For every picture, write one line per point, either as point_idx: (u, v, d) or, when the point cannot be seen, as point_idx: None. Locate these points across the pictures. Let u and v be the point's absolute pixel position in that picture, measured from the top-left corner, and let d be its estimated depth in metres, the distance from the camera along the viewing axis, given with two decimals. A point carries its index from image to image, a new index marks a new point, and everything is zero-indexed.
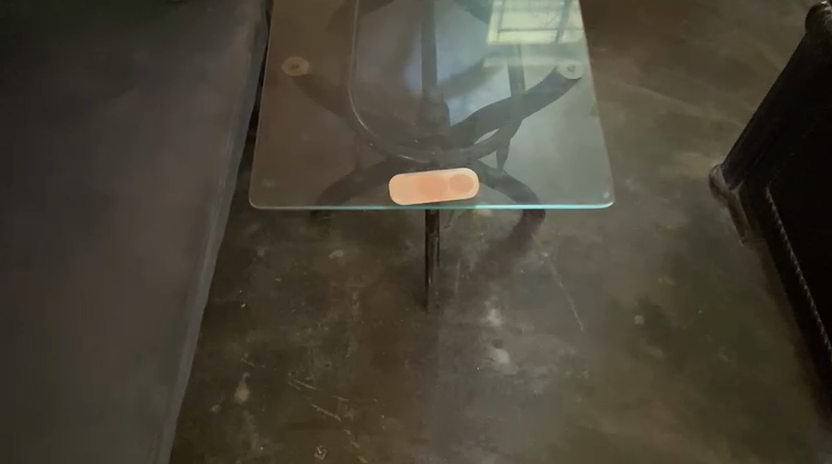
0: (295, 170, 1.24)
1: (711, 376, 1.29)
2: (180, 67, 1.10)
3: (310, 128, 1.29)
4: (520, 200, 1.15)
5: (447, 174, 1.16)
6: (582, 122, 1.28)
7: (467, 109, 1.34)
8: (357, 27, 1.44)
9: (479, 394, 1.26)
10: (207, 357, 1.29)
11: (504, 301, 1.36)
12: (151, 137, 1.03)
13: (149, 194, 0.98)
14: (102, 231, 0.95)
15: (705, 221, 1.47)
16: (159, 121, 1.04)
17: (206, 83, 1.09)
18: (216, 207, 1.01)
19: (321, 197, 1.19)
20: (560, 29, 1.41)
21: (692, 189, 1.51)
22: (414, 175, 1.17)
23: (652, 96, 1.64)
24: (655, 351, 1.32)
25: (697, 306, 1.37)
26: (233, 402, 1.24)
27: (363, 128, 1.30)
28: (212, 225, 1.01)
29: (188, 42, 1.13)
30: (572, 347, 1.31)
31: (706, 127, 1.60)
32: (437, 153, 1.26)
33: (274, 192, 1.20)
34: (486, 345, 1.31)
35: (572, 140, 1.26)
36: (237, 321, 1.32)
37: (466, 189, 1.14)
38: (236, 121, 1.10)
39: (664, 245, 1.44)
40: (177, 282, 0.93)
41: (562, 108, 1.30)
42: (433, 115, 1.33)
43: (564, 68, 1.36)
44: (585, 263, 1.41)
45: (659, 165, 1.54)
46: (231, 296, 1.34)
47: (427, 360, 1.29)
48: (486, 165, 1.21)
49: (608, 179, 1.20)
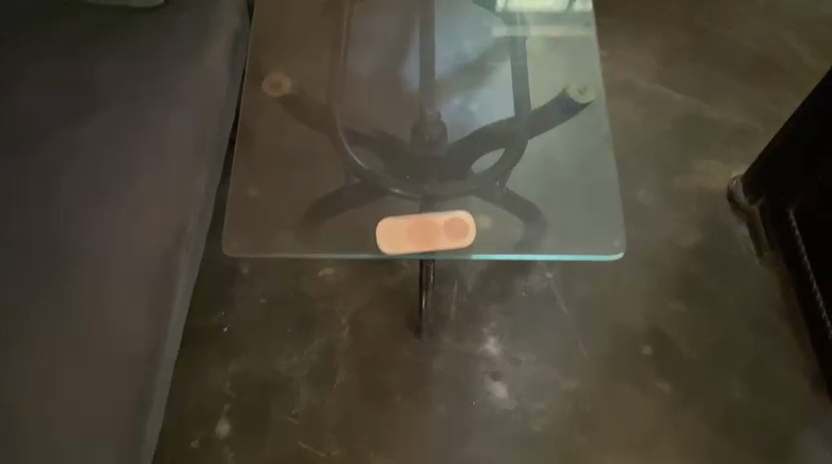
0: (273, 204, 1.13)
1: (722, 413, 1.21)
2: (150, 97, 1.01)
3: (294, 146, 1.19)
4: (523, 245, 1.08)
5: (442, 218, 1.04)
6: (595, 152, 1.17)
7: (467, 127, 1.24)
8: (348, 31, 1.33)
9: (474, 432, 1.19)
10: (186, 386, 1.21)
11: (505, 329, 1.27)
12: (118, 181, 0.95)
13: (114, 247, 0.91)
14: (63, 290, 0.87)
15: (724, 238, 1.36)
16: (127, 161, 0.97)
17: (178, 114, 1.01)
18: (184, 258, 0.95)
19: (301, 224, 1.11)
20: (575, 42, 1.27)
21: (710, 202, 1.40)
22: (405, 218, 1.06)
23: (670, 93, 1.51)
24: (664, 385, 1.23)
25: (710, 334, 1.27)
26: (213, 437, 1.18)
27: (350, 157, 1.19)
28: (182, 279, 0.94)
29: (159, 67, 1.04)
30: (576, 380, 1.23)
31: (726, 130, 1.47)
32: (430, 188, 1.16)
33: (251, 232, 1.10)
34: (484, 378, 1.23)
35: (584, 174, 1.15)
36: (220, 346, 1.24)
37: (460, 239, 1.03)
38: (209, 157, 1.03)
39: (675, 264, 1.34)
40: (142, 351, 0.88)
41: (573, 134, 1.19)
42: (426, 134, 1.22)
43: (574, 89, 1.23)
44: (590, 283, 1.32)
45: (675, 174, 1.42)
46: (213, 319, 1.26)
47: (420, 393, 1.22)
48: (484, 202, 1.13)
49: (620, 224, 1.10)
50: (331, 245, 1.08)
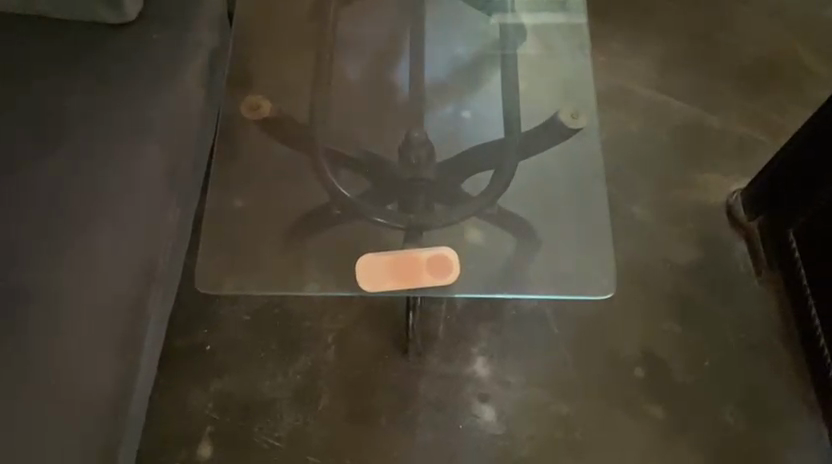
0: (256, 230, 1.12)
1: (715, 439, 1.18)
2: (120, 122, 0.98)
3: (277, 169, 1.16)
4: (515, 279, 1.07)
5: (425, 253, 1.03)
6: (586, 184, 1.16)
7: (456, 147, 1.20)
8: (335, 43, 1.29)
9: (460, 456, 1.17)
10: (166, 407, 1.19)
11: (494, 349, 1.24)
12: (86, 212, 0.93)
13: (81, 286, 0.89)
14: (27, 333, 0.85)
15: (722, 255, 1.32)
16: (97, 191, 0.94)
17: (149, 140, 0.98)
18: (154, 295, 0.96)
19: (286, 252, 1.10)
20: (569, 64, 1.25)
21: (708, 217, 1.36)
22: (386, 254, 1.04)
23: (668, 103, 1.47)
24: (655, 409, 1.20)
25: (704, 356, 1.24)
26: (194, 460, 1.16)
27: (334, 186, 1.15)
28: (151, 316, 0.96)
29: (131, 90, 1.01)
30: (566, 403, 1.21)
31: (727, 141, 1.43)
32: (415, 218, 1.12)
33: (228, 265, 1.08)
34: (472, 400, 1.21)
35: (574, 206, 1.14)
36: (202, 365, 1.22)
37: (444, 275, 1.02)
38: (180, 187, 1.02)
39: (670, 282, 1.30)
40: (109, 393, 0.88)
41: (564, 163, 1.17)
42: (412, 155, 1.19)
43: (567, 114, 1.20)
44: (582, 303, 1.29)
45: (672, 188, 1.38)
46: (196, 337, 1.24)
47: (406, 415, 1.19)
48: (471, 235, 1.10)
49: (609, 265, 1.09)
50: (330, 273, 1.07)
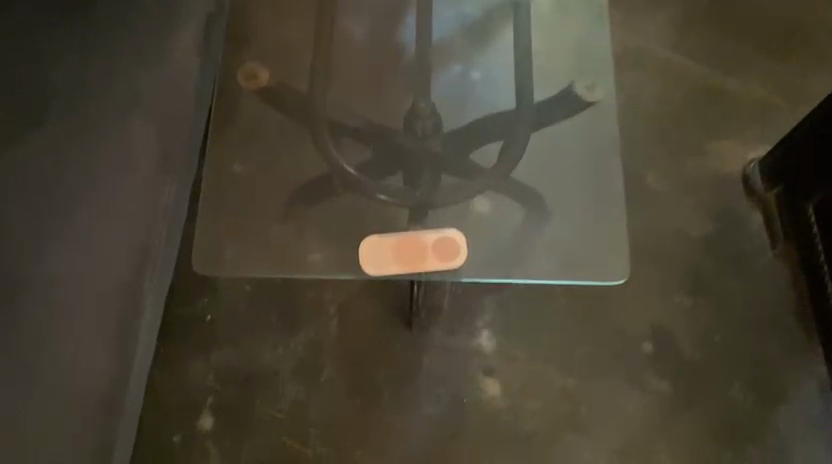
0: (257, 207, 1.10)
1: (721, 416, 1.17)
2: (112, 94, 0.93)
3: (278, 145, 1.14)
4: (512, 258, 1.05)
5: (430, 236, 1.02)
6: (602, 165, 1.12)
7: (463, 117, 1.16)
8: (334, 5, 1.23)
9: (463, 430, 1.16)
10: (167, 378, 1.17)
11: (500, 321, 1.22)
12: (79, 190, 0.88)
13: (76, 269, 0.85)
14: (20, 319, 0.81)
15: (735, 227, 1.29)
16: (89, 168, 0.89)
17: (142, 115, 0.94)
18: (150, 279, 0.93)
19: (291, 228, 1.07)
20: (585, 34, 1.20)
21: (722, 187, 1.32)
22: (390, 237, 1.03)
23: (686, 65, 1.40)
24: (662, 384, 1.19)
25: (713, 332, 1.22)
26: (195, 432, 1.15)
27: (339, 160, 1.12)
28: (149, 300, 0.93)
29: (122, 60, 0.95)
30: (572, 378, 1.19)
31: (746, 106, 1.37)
32: (418, 196, 1.09)
33: (231, 245, 1.06)
34: (476, 374, 1.19)
35: (587, 188, 1.11)
36: (202, 336, 1.20)
37: (450, 259, 1.01)
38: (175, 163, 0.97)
39: (681, 256, 1.27)
40: (108, 381, 0.86)
41: (579, 142, 1.13)
42: (417, 125, 1.14)
43: (582, 85, 1.17)
44: None
45: (686, 156, 1.34)
46: (196, 308, 1.21)
47: (409, 388, 1.18)
48: (481, 215, 1.08)
49: (623, 249, 1.07)
50: (333, 261, 1.04)
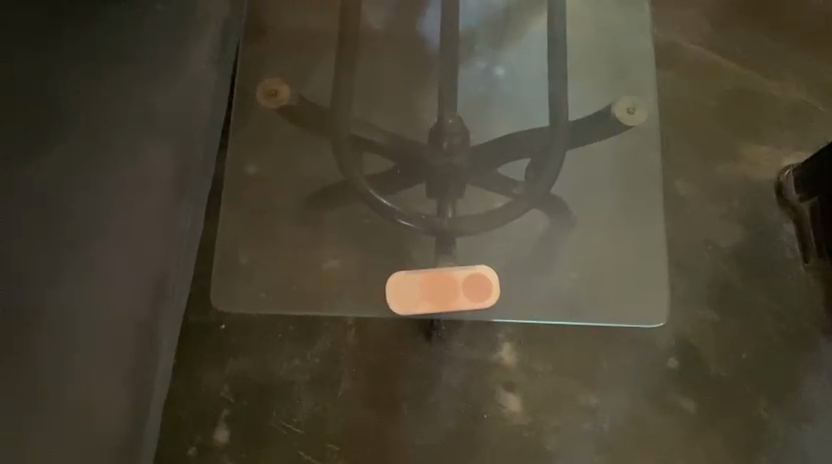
0: (275, 216, 1.15)
1: (747, 436, 1.14)
2: (120, 113, 0.86)
3: (298, 160, 1.16)
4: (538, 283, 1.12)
5: (461, 273, 1.06)
6: (646, 194, 1.16)
7: (484, 133, 1.18)
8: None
9: (483, 447, 1.14)
10: (183, 388, 1.15)
11: (521, 334, 1.19)
12: (88, 220, 0.81)
13: (87, 306, 0.78)
14: (28, 364, 0.74)
15: (765, 238, 1.24)
16: (98, 196, 0.83)
17: (155, 133, 0.87)
18: (168, 310, 0.85)
19: (327, 253, 1.14)
20: (608, 48, 1.23)
21: (754, 195, 1.27)
22: (420, 272, 1.06)
23: (719, 63, 1.34)
24: (687, 402, 1.16)
25: (740, 348, 1.19)
26: (211, 445, 1.13)
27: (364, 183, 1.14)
28: (164, 334, 0.84)
29: (132, 74, 0.88)
30: (594, 394, 1.16)
31: (781, 108, 1.31)
32: (442, 223, 1.12)
33: (248, 266, 1.12)
34: (497, 389, 1.16)
35: (631, 215, 1.15)
36: (216, 346, 1.17)
37: (481, 299, 1.06)
38: (194, 184, 0.90)
39: (710, 266, 1.23)
40: (123, 424, 0.78)
41: (624, 171, 1.17)
42: (443, 140, 1.12)
43: (624, 108, 1.19)
44: None
45: (718, 161, 1.28)
46: (210, 315, 1.18)
47: (429, 404, 1.15)
48: (511, 241, 1.13)
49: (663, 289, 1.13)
50: (347, 269, 1.13)
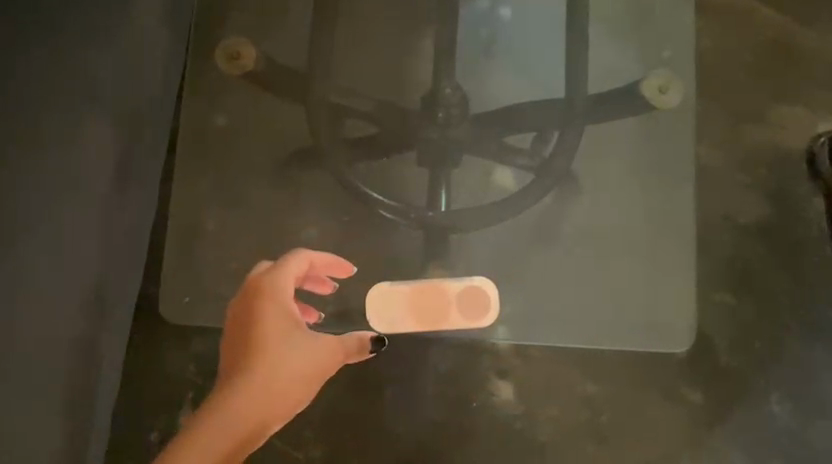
0: (247, 180, 1.09)
1: (756, 431, 1.05)
2: (50, 83, 0.69)
3: (275, 117, 1.10)
4: (541, 269, 1.09)
5: (455, 287, 1.04)
6: (667, 190, 1.12)
7: (488, 93, 1.09)
8: None
9: (471, 437, 1.05)
10: (144, 370, 1.04)
11: (517, 317, 1.08)
12: (17, 215, 0.65)
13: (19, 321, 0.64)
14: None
15: (791, 213, 1.11)
16: (25, 190, 0.66)
17: (99, 107, 0.72)
18: (111, 328, 0.74)
19: (310, 222, 1.08)
20: (618, 7, 1.17)
21: (781, 164, 1.13)
22: (406, 286, 1.03)
23: (755, 10, 1.17)
24: (693, 394, 1.06)
25: (754, 336, 1.08)
26: (175, 431, 1.03)
27: (353, 182, 1.04)
28: (106, 354, 0.73)
29: (63, 34, 0.71)
30: (594, 383, 1.07)
31: (819, 65, 1.16)
32: (433, 217, 1.05)
33: (217, 234, 1.08)
34: (487, 375, 1.06)
35: (651, 205, 1.11)
36: (181, 320, 1.05)
37: (475, 317, 1.03)
38: (138, 171, 0.78)
39: (730, 246, 1.10)
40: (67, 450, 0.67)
41: (643, 159, 1.12)
42: (439, 109, 1.01)
43: (655, 85, 1.13)
44: (633, 271, 1.10)
45: (745, 125, 1.14)
46: (174, 285, 1.07)
47: (413, 390, 1.06)
48: (517, 222, 1.09)
49: (687, 293, 1.09)
50: (327, 239, 1.08)
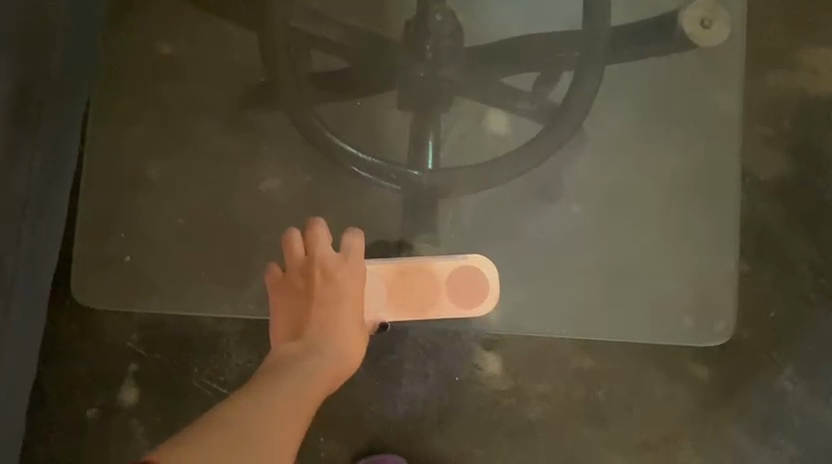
0: (198, 121, 0.94)
1: (766, 411, 0.95)
2: None
3: (229, 48, 0.93)
4: (538, 231, 0.94)
5: (445, 267, 0.87)
6: (690, 143, 0.96)
7: (481, 23, 0.93)
8: None
9: (454, 415, 0.94)
10: (79, 338, 0.93)
11: (507, 284, 0.94)
12: None
13: None
14: None
15: (817, 170, 0.99)
16: None
17: None
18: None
19: (271, 173, 0.93)
20: None
21: (808, 114, 1.00)
22: (385, 264, 0.86)
23: None
24: (699, 370, 0.96)
25: (769, 306, 0.96)
26: (117, 407, 0.92)
27: (324, 133, 0.88)
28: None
29: None
30: (590, 358, 0.95)
31: None
32: (419, 179, 0.90)
33: (161, 184, 0.93)
34: (473, 347, 0.95)
35: (674, 161, 0.96)
36: (121, 286, 0.92)
37: (470, 303, 0.87)
38: (30, 122, 0.69)
39: (746, 206, 0.98)
40: None
41: (665, 107, 0.96)
42: (426, 44, 0.86)
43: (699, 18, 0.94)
44: (649, 236, 0.95)
45: (771, 69, 1.00)
46: (112, 245, 0.93)
47: (390, 364, 0.95)
48: (517, 180, 0.94)
49: (709, 266, 0.95)
50: (292, 190, 0.93)
